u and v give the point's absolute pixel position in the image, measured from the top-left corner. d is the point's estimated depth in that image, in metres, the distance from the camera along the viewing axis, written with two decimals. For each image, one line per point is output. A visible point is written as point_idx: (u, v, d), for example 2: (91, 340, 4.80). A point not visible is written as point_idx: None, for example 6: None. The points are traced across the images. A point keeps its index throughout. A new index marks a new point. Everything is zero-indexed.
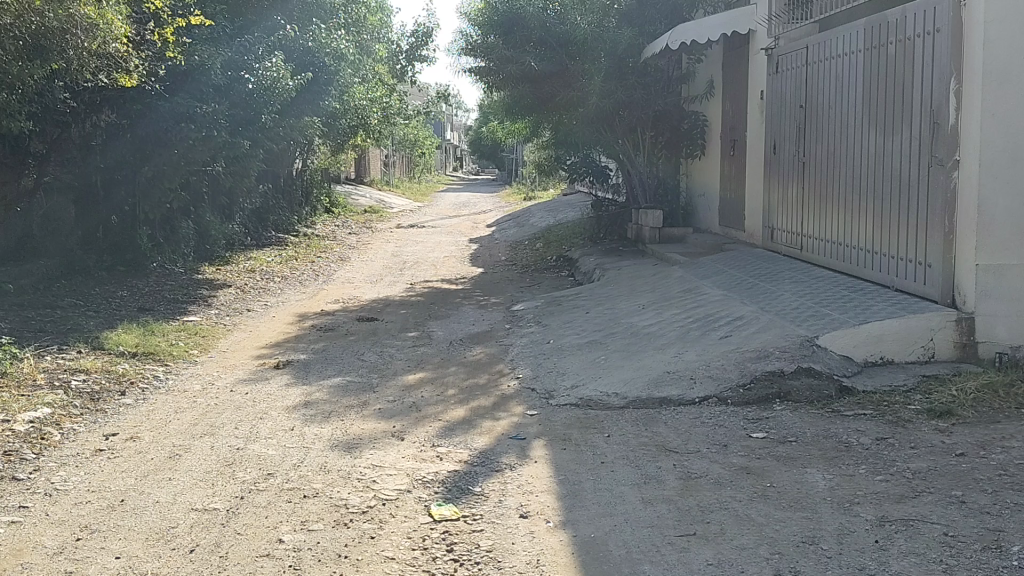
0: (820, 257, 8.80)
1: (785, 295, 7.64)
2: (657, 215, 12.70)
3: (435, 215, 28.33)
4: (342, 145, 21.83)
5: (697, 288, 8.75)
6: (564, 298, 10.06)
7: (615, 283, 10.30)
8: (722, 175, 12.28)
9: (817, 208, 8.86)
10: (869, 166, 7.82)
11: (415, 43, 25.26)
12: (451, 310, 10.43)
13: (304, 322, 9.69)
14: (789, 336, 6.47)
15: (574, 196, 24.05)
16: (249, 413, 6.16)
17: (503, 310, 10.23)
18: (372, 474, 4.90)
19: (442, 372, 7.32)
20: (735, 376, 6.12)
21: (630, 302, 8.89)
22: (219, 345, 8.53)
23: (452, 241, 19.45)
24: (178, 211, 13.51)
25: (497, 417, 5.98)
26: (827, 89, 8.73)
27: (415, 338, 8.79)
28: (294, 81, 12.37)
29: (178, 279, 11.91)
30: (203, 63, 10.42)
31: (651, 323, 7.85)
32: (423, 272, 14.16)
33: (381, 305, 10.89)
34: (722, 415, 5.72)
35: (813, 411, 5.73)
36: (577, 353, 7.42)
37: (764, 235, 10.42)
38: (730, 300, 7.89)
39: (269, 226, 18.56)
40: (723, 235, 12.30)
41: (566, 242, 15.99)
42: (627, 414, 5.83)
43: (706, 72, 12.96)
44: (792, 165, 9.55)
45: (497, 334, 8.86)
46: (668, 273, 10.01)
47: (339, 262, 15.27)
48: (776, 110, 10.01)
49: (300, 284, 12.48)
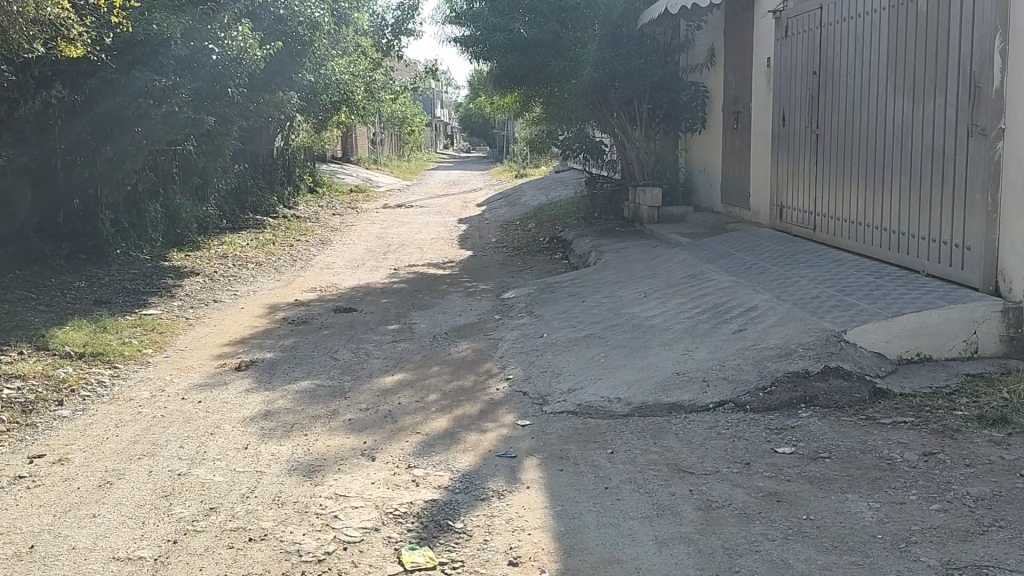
0: (837, 238, 8.04)
1: (803, 281, 6.86)
2: (656, 193, 11.89)
3: (425, 194, 27.51)
4: (325, 123, 20.95)
5: (703, 274, 7.96)
6: (557, 285, 9.27)
7: (612, 267, 9.52)
8: (726, 148, 11.49)
9: (834, 186, 8.08)
10: (894, 137, 7.03)
11: (401, 17, 24.32)
12: (435, 299, 9.63)
13: (275, 315, 8.91)
14: (813, 330, 5.70)
15: (568, 174, 23.20)
16: (199, 427, 5.42)
17: (492, 298, 9.44)
18: (335, 508, 4.13)
19: (423, 373, 6.55)
20: (754, 378, 5.34)
21: (630, 290, 8.10)
22: (176, 342, 7.79)
23: (441, 221, 18.65)
24: (146, 194, 12.65)
25: (483, 429, 5.23)
26: (845, 53, 7.92)
27: (396, 332, 8.02)
28: (266, 52, 11.53)
29: (143, 266, 11.08)
30: (165, 34, 9.63)
31: (655, 314, 7.08)
32: (408, 256, 13.34)
33: (360, 294, 10.09)
34: (741, 425, 4.95)
35: (845, 418, 4.97)
36: (573, 350, 6.63)
37: (772, 214, 9.65)
38: (741, 288, 7.10)
39: (247, 208, 17.70)
40: (727, 213, 11.53)
41: (559, 222, 15.16)
42: (633, 425, 5.08)
43: (707, 39, 12.14)
44: (804, 138, 8.75)
45: (486, 325, 8.10)
46: (670, 256, 9.24)
47: (320, 247, 14.42)
48: (786, 78, 9.20)
49: (275, 271, 11.67)
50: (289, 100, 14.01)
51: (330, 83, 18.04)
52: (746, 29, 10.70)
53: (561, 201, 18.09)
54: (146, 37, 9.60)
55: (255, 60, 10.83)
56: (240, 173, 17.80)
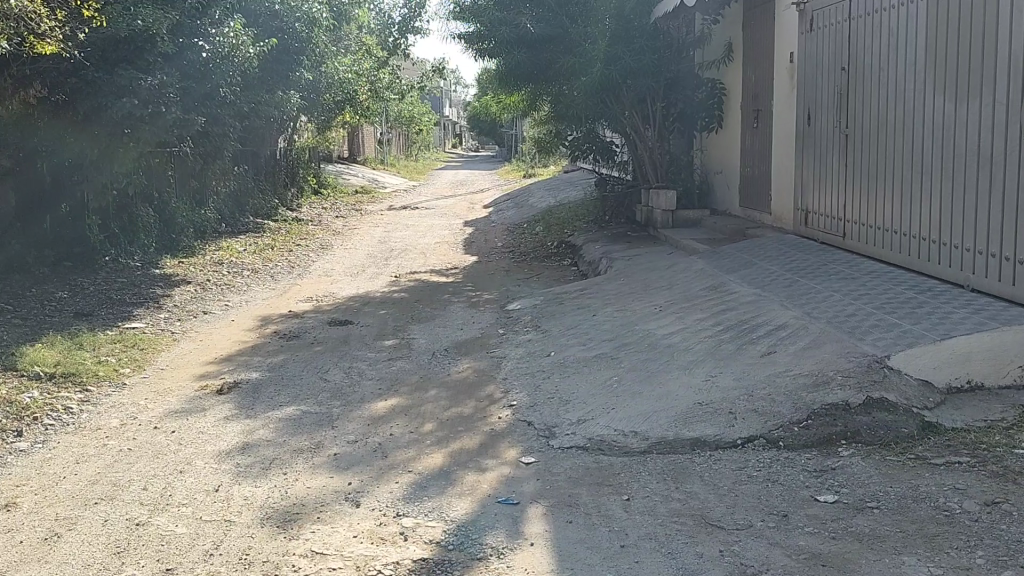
0: (870, 246, 7.48)
1: (836, 297, 6.28)
2: (670, 196, 11.29)
3: (431, 196, 26.97)
4: (329, 123, 20.44)
5: (724, 286, 7.39)
6: (566, 295, 8.71)
7: (625, 276, 8.95)
8: (744, 149, 10.90)
9: (865, 190, 7.52)
10: (934, 138, 6.48)
11: (408, 15, 23.83)
12: (437, 310, 9.08)
13: (266, 329, 8.38)
14: (852, 355, 5.13)
15: (578, 174, 22.63)
16: (167, 465, 4.90)
17: (497, 310, 8.89)
18: (308, 569, 3.58)
19: (419, 397, 5.99)
20: (787, 410, 4.78)
21: (645, 303, 7.52)
22: (157, 361, 7.27)
23: (446, 224, 18.10)
24: (137, 197, 12.12)
25: (483, 466, 4.67)
26: (876, 48, 7.34)
27: (393, 348, 7.48)
28: (260, 49, 11.07)
29: (132, 275, 10.58)
30: (149, 28, 9.04)
31: (673, 331, 6.50)
32: (410, 262, 12.79)
33: (357, 304, 9.55)
34: (774, 466, 4.39)
35: (891, 458, 4.40)
36: (583, 372, 6.07)
37: (795, 219, 9.09)
38: (767, 303, 6.52)
39: (247, 210, 17.17)
40: (745, 217, 10.95)
41: (569, 226, 14.58)
42: (652, 464, 4.52)
43: (724, 35, 11.57)
44: (830, 138, 8.17)
45: (490, 341, 7.54)
46: (687, 264, 8.67)
47: (320, 252, 13.89)
48: (810, 74, 8.61)
49: (271, 279, 11.16)
50: (288, 100, 13.53)
51: (332, 82, 17.54)
52: (767, 23, 10.11)
53: (570, 203, 17.51)
54: (129, 32, 9.00)
55: (245, 58, 10.67)
56: (241, 175, 17.31)
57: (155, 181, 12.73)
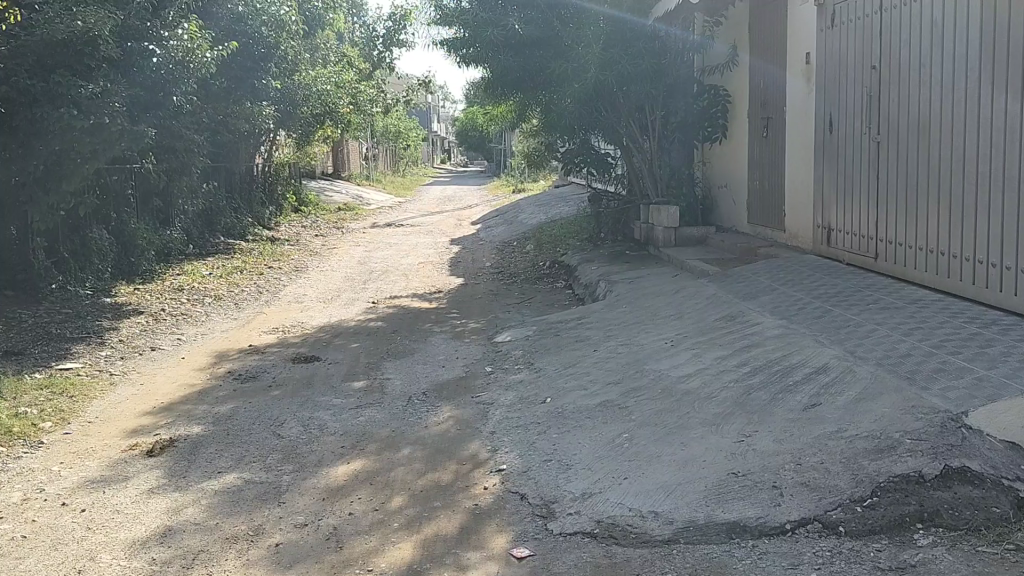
0: (908, 269, 6.56)
1: (882, 333, 5.32)
2: (672, 212, 10.34)
3: (416, 212, 25.94)
4: (308, 138, 19.48)
5: (743, 317, 6.41)
6: (561, 325, 7.73)
7: (627, 302, 7.98)
8: (751, 159, 9.99)
9: (901, 205, 6.61)
10: (992, 145, 5.58)
11: (393, 27, 23.07)
12: (417, 343, 8.06)
13: (219, 369, 7.35)
14: (918, 410, 4.16)
15: (568, 190, 21.71)
16: (64, 563, 3.87)
17: (484, 343, 7.88)
18: None
19: (390, 458, 4.98)
20: (845, 484, 3.79)
21: (653, 337, 6.53)
22: (87, 411, 6.24)
23: (431, 243, 17.10)
24: (89, 218, 11.08)
25: (464, 563, 3.66)
26: (911, 43, 6.45)
27: (363, 391, 6.48)
28: (218, 53, 10.01)
29: (79, 305, 9.53)
30: (90, 29, 7.99)
31: (688, 371, 5.51)
32: (391, 285, 11.79)
33: (327, 336, 8.52)
34: (836, 563, 3.39)
35: (984, 549, 3.38)
36: (586, 424, 5.08)
37: (814, 237, 8.18)
38: (801, 340, 5.54)
39: (219, 229, 16.10)
40: (753, 233, 10.02)
41: (561, 245, 13.60)
42: (680, 561, 3.51)
43: (727, 38, 10.71)
44: (855, 147, 7.27)
45: (475, 380, 6.55)
46: (697, 289, 7.70)
47: (293, 275, 12.86)
48: (831, 75, 7.71)
49: (234, 307, 10.14)
50: (254, 110, 12.70)
51: (309, 95, 16.63)
52: (776, 22, 9.21)
53: (562, 220, 16.54)
54: (67, 35, 7.94)
55: (202, 63, 9.57)
56: (211, 192, 16.29)
57: (112, 200, 11.72)
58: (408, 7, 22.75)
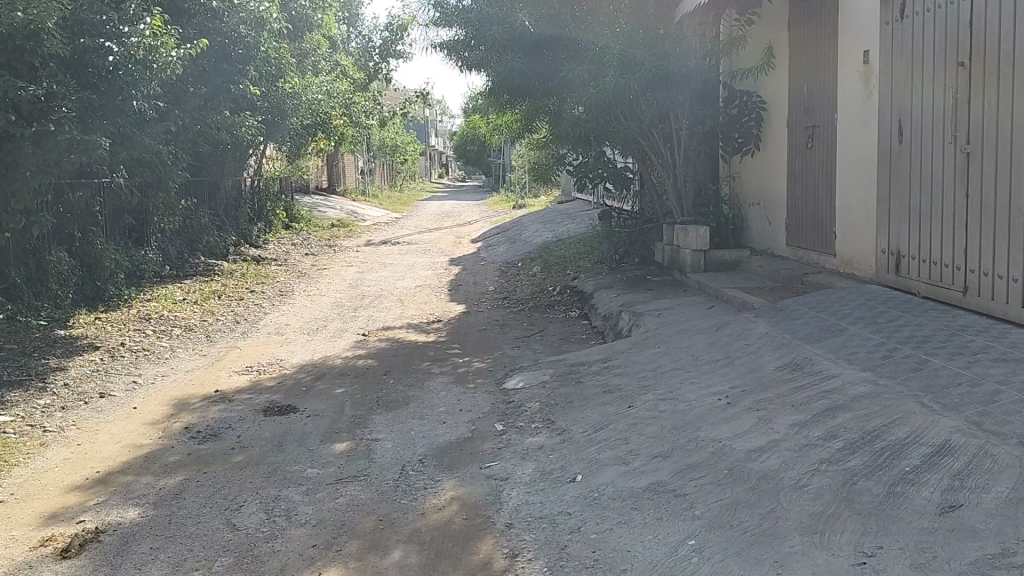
0: (1013, 307, 5.41)
1: (1013, 398, 4.14)
2: (701, 233, 9.16)
3: (414, 229, 24.71)
4: (299, 151, 18.33)
5: (812, 366, 5.23)
6: (583, 369, 6.51)
7: (661, 341, 6.77)
8: (791, 173, 8.84)
9: (1004, 230, 5.47)
10: None
11: (390, 38, 21.96)
12: (412, 389, 6.84)
13: (174, 423, 6.12)
14: None
15: (574, 207, 20.56)
16: None
17: (491, 390, 6.65)
18: None
19: (375, 564, 3.77)
20: None
21: (703, 390, 5.33)
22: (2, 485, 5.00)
23: (429, 263, 15.93)
24: (47, 239, 9.88)
25: None
26: (1015, 32, 5.30)
27: (348, 456, 5.27)
28: (186, 52, 8.83)
29: (25, 340, 8.30)
30: (33, 21, 6.76)
31: (760, 443, 4.30)
32: (385, 313, 10.59)
33: (308, 379, 7.30)
34: None
35: None
36: (634, 518, 3.86)
37: (878, 264, 7.04)
38: (901, 404, 4.35)
39: (200, 249, 14.89)
40: (793, 256, 8.86)
41: (572, 268, 12.39)
42: None
43: (758, 39, 9.54)
44: (938, 160, 6.13)
45: (485, 443, 5.34)
46: (746, 325, 6.50)
47: (277, 301, 11.66)
48: (905, 75, 6.56)
49: (205, 341, 8.92)
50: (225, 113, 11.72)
51: (301, 104, 15.48)
52: (824, 17, 8.05)
53: (572, 239, 15.31)
54: (5, 28, 6.67)
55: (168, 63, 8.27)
56: (192, 209, 15.10)
57: (73, 218, 10.51)
58: (405, 15, 21.62)
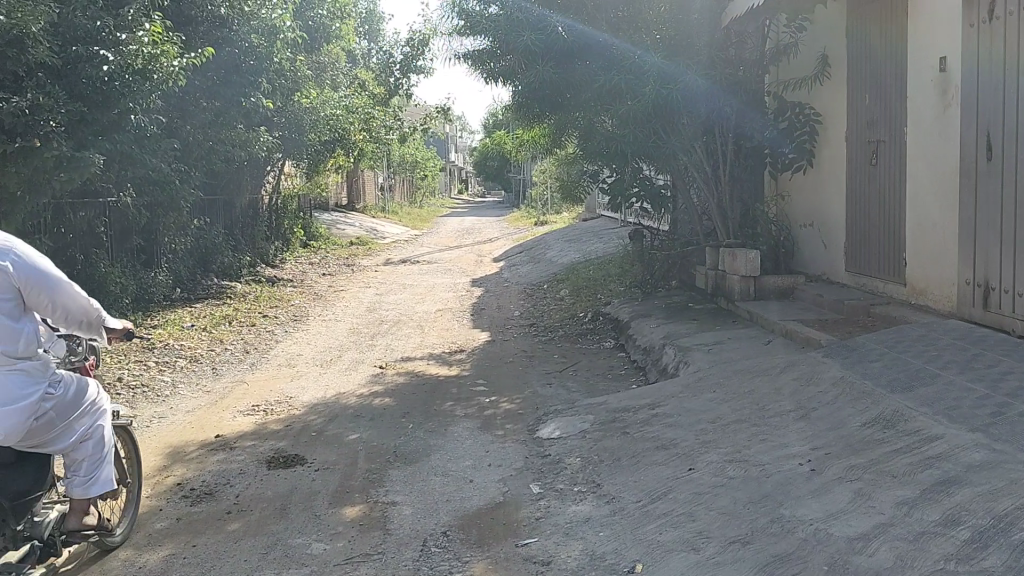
0: None
1: None
2: (751, 257, 8.36)
3: (434, 247, 23.99)
4: (316, 168, 17.69)
5: (908, 424, 4.42)
6: (630, 417, 5.72)
7: (718, 384, 5.96)
8: (851, 192, 8.03)
9: None
10: None
11: (411, 53, 21.27)
12: (434, 435, 6.09)
13: (166, 478, 5.40)
14: None
15: (600, 225, 19.78)
16: None
17: (524, 439, 5.88)
18: None
19: None
20: None
21: (777, 451, 4.53)
22: None
23: (450, 284, 15.21)
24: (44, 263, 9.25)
25: None
26: None
27: (360, 525, 4.52)
28: (189, 61, 8.18)
29: None
30: (16, 26, 6.19)
31: (863, 528, 3.51)
32: (404, 341, 9.86)
33: (320, 422, 6.57)
34: None
35: None
36: None
37: (960, 296, 6.22)
38: None
39: (212, 269, 14.27)
40: (854, 283, 8.04)
41: (603, 292, 11.60)
42: None
43: (809, 48, 8.78)
44: None
45: (521, 511, 4.56)
46: (817, 368, 5.68)
47: (291, 326, 10.97)
48: (997, 83, 5.75)
49: (209, 375, 8.21)
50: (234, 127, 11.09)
51: (317, 120, 14.83)
52: (890, 21, 7.26)
53: (600, 261, 14.51)
54: None
55: (169, 74, 7.68)
56: (205, 228, 14.50)
57: (74, 240, 9.88)
58: (427, 29, 20.94)
